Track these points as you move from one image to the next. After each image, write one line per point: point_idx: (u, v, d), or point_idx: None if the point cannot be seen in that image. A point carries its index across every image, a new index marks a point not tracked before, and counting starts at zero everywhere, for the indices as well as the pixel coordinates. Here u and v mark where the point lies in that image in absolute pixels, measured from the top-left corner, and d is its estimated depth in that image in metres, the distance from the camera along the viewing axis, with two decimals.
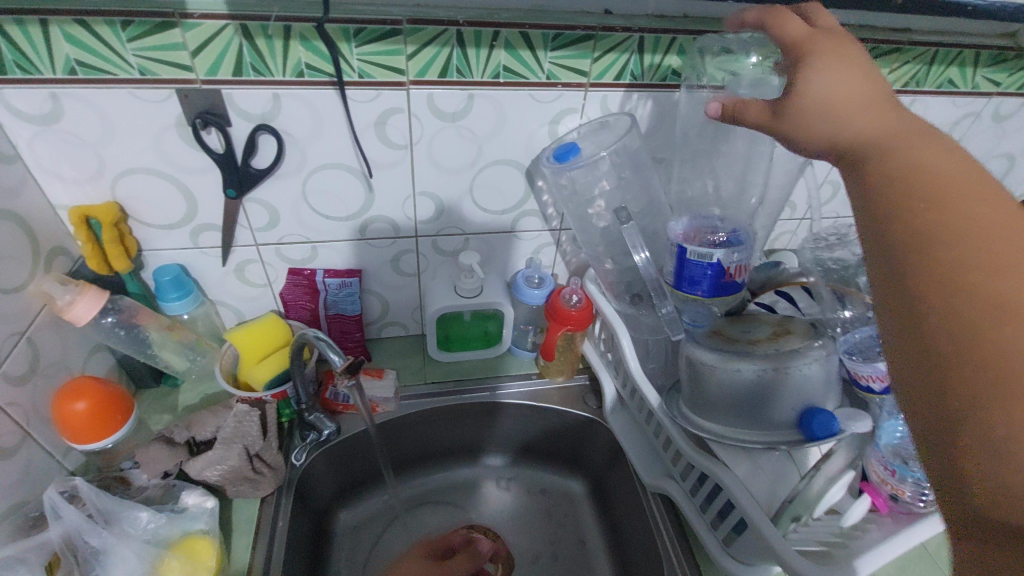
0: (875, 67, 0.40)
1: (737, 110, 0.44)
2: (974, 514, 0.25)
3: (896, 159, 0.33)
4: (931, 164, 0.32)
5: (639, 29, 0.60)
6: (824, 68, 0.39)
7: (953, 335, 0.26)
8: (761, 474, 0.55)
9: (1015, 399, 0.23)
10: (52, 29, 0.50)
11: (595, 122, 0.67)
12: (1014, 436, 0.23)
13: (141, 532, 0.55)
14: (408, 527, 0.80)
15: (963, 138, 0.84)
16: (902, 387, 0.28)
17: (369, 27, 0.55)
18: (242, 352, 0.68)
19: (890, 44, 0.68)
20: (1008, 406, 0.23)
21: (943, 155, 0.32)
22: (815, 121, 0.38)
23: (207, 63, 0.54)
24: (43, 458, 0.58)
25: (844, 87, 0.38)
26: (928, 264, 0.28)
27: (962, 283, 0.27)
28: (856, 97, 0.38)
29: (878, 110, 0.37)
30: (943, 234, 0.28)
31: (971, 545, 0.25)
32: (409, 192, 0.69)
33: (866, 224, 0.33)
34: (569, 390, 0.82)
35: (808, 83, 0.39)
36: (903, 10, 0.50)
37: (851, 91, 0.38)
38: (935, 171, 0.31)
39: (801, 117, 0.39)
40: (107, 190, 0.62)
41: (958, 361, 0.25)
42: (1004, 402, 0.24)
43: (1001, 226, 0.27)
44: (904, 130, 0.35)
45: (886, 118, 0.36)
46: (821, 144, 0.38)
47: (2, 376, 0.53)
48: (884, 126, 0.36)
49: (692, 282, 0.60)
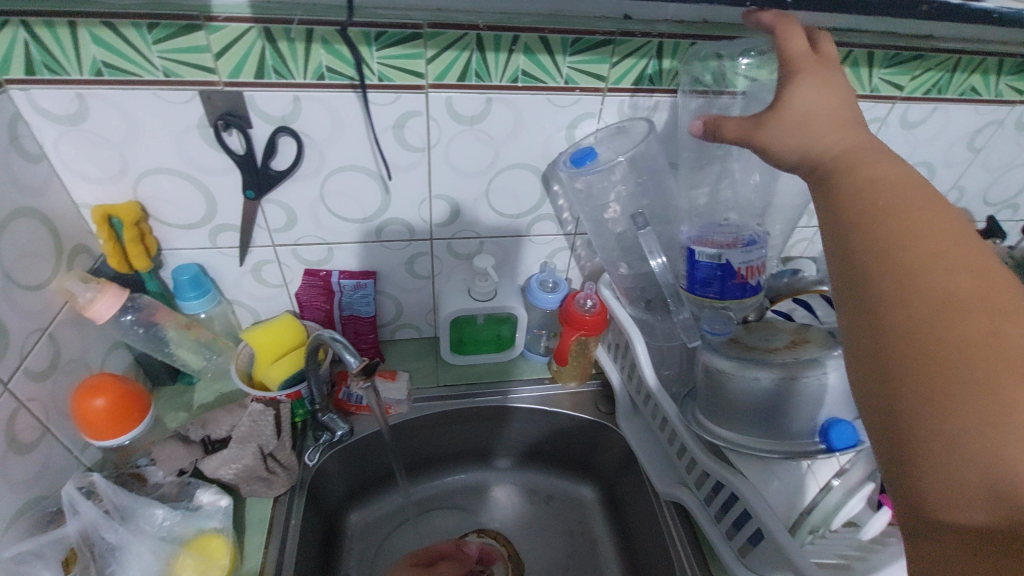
0: (844, 90, 0.42)
1: (717, 125, 0.45)
2: (923, 509, 0.28)
3: (862, 178, 0.36)
4: (892, 185, 0.34)
5: (659, 35, 0.60)
6: (801, 89, 0.42)
7: (911, 348, 0.29)
8: (778, 484, 0.55)
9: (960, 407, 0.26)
10: (80, 31, 0.51)
11: (612, 126, 0.67)
12: (960, 440, 0.26)
13: (156, 529, 0.55)
14: (418, 530, 0.79)
15: (986, 147, 0.82)
16: (864, 392, 0.31)
17: (391, 31, 0.55)
18: (258, 351, 0.69)
19: (912, 51, 0.67)
20: (955, 413, 0.27)
21: (900, 178, 0.35)
22: (791, 134, 0.40)
23: (230, 66, 0.55)
24: (62, 453, 0.58)
25: (817, 109, 0.40)
26: (889, 282, 0.31)
27: (920, 300, 0.30)
28: (829, 115, 0.40)
29: (847, 129, 0.40)
30: (903, 255, 0.31)
31: (923, 537, 0.28)
32: (425, 195, 0.70)
33: (833, 240, 0.35)
34: (581, 395, 0.82)
35: (786, 103, 0.41)
36: (928, 17, 0.49)
37: (824, 113, 0.40)
38: (895, 193, 0.34)
39: (777, 134, 0.41)
40: (130, 189, 0.63)
41: (916, 373, 0.28)
42: (951, 409, 0.27)
43: (951, 249, 0.31)
44: (866, 152, 0.38)
45: (853, 140, 0.39)
46: (795, 160, 0.41)
47: (24, 371, 0.53)
48: (852, 144, 0.39)
49: (703, 283, 0.61)
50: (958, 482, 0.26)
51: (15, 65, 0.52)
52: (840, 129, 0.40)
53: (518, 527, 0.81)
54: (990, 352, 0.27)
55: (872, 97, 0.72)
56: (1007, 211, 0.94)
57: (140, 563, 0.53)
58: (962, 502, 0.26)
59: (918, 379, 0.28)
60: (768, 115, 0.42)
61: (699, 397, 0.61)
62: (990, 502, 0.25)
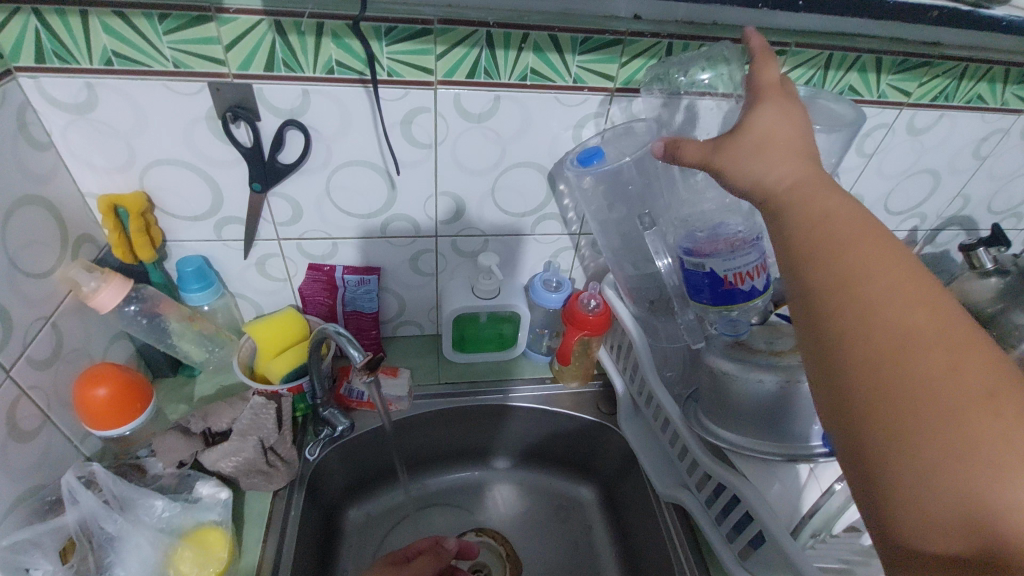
0: (798, 110, 0.41)
1: (675, 147, 0.43)
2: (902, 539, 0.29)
3: (816, 210, 0.35)
4: (840, 216, 0.34)
5: (668, 35, 0.60)
6: (756, 113, 0.40)
7: (876, 384, 0.29)
8: (779, 487, 0.54)
9: (931, 444, 0.27)
10: (91, 20, 0.51)
11: (620, 127, 0.68)
12: (934, 477, 0.27)
13: (155, 521, 0.55)
14: (416, 528, 0.79)
15: (991, 155, 0.82)
16: (834, 426, 0.32)
17: (401, 26, 0.55)
18: (260, 345, 0.69)
19: (920, 58, 0.67)
20: (926, 450, 0.27)
21: (848, 206, 0.35)
22: (743, 162, 0.39)
23: (240, 58, 0.55)
24: (62, 442, 0.58)
25: (774, 133, 0.39)
26: (852, 319, 0.31)
27: (881, 334, 0.30)
28: (786, 140, 0.39)
29: (803, 155, 0.38)
30: (862, 287, 0.31)
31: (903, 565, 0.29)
32: (431, 192, 0.69)
33: (790, 272, 0.35)
34: (583, 396, 0.82)
35: (745, 129, 0.40)
36: (938, 22, 0.49)
37: (780, 136, 0.39)
38: (843, 224, 0.34)
39: (733, 159, 0.39)
40: (136, 180, 0.63)
41: (883, 411, 0.29)
42: (923, 447, 0.27)
43: (906, 279, 0.31)
44: (815, 181, 0.37)
45: (805, 166, 0.38)
46: (745, 186, 0.39)
47: (26, 359, 0.53)
48: (801, 173, 0.37)
49: (693, 290, 0.58)
50: (936, 516, 0.27)
51: (26, 52, 0.52)
52: (795, 156, 0.38)
53: (517, 527, 0.81)
54: (950, 392, 0.28)
55: (880, 102, 0.72)
56: (1010, 219, 0.94)
57: (138, 555, 0.53)
58: (936, 535, 0.27)
59: (885, 418, 0.29)
60: (725, 140, 0.40)
61: (704, 400, 0.61)
62: (965, 534, 0.26)
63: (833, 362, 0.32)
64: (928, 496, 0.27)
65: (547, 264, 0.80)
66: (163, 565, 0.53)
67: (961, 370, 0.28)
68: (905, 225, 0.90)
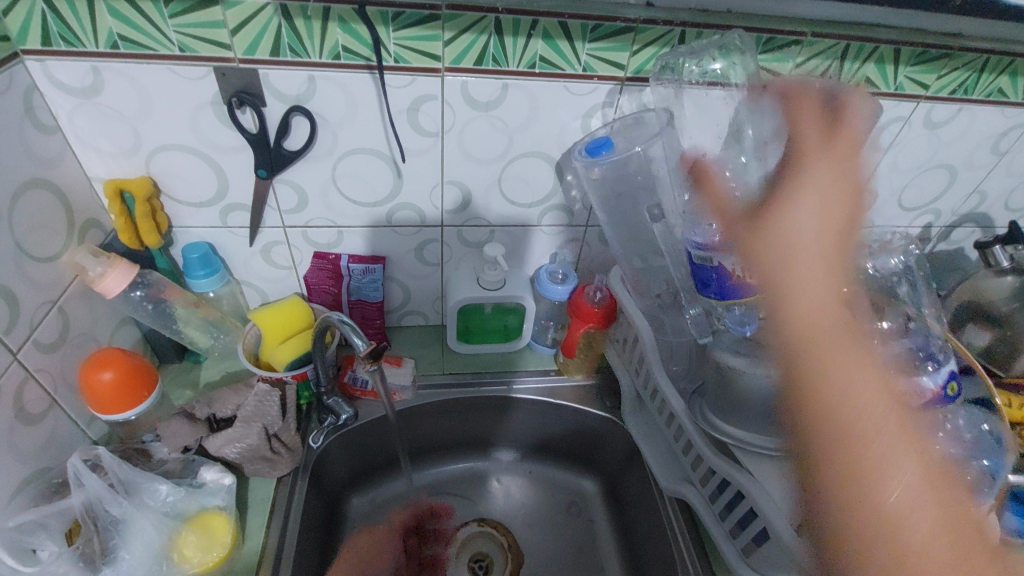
0: (838, 189, 0.49)
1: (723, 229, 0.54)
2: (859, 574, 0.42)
3: (801, 299, 0.47)
4: (825, 317, 0.47)
5: (682, 23, 0.59)
6: (799, 208, 0.49)
7: (849, 464, 0.43)
8: (785, 484, 0.54)
9: (896, 559, 0.40)
10: (96, 3, 0.51)
11: (630, 117, 0.66)
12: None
13: (160, 505, 0.56)
14: (420, 515, 0.80)
15: (1011, 151, 0.80)
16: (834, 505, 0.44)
17: (408, 11, 0.54)
18: (265, 332, 0.69)
19: (940, 49, 0.66)
20: (897, 560, 0.40)
21: (823, 289, 0.47)
22: (774, 245, 0.48)
23: (245, 42, 0.55)
24: (69, 425, 0.58)
25: (811, 225, 0.48)
26: (828, 408, 0.45)
27: (849, 437, 0.44)
28: (808, 236, 0.48)
29: (834, 216, 0.48)
30: (843, 399, 0.45)
31: None
32: (437, 181, 0.69)
33: (793, 355, 0.47)
34: (587, 388, 0.81)
35: (787, 214, 0.48)
36: (959, 12, 0.48)
37: (812, 232, 0.48)
38: (829, 325, 0.47)
39: (767, 241, 0.49)
40: (142, 165, 0.63)
41: (846, 471, 0.43)
42: (898, 550, 0.40)
43: (875, 414, 0.44)
44: (829, 300, 0.47)
45: (831, 276, 0.47)
46: (775, 267, 0.48)
47: (33, 343, 0.54)
48: (827, 290, 0.47)
49: (702, 283, 0.58)
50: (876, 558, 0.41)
51: (31, 35, 0.52)
52: (820, 229, 0.48)
53: (519, 519, 0.81)
54: (871, 449, 0.43)
55: (897, 95, 0.70)
56: None
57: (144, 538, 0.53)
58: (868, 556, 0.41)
59: (848, 480, 0.43)
60: (761, 217, 0.50)
61: (709, 395, 0.60)
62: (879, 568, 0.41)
63: (813, 468, 0.45)
64: (849, 534, 0.42)
65: (553, 255, 0.79)
66: (166, 549, 0.54)
67: (928, 505, 0.41)
68: (919, 221, 0.88)
